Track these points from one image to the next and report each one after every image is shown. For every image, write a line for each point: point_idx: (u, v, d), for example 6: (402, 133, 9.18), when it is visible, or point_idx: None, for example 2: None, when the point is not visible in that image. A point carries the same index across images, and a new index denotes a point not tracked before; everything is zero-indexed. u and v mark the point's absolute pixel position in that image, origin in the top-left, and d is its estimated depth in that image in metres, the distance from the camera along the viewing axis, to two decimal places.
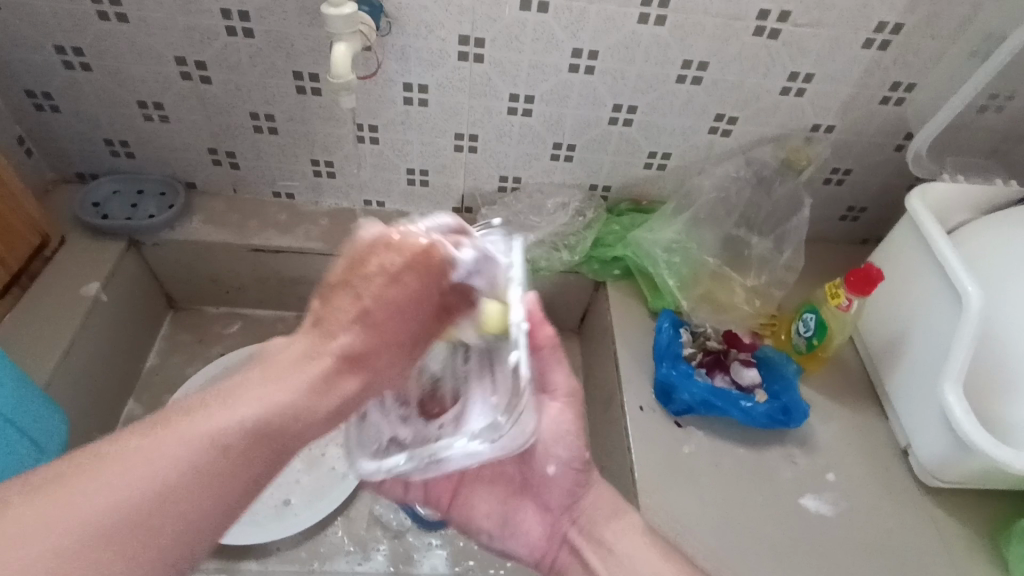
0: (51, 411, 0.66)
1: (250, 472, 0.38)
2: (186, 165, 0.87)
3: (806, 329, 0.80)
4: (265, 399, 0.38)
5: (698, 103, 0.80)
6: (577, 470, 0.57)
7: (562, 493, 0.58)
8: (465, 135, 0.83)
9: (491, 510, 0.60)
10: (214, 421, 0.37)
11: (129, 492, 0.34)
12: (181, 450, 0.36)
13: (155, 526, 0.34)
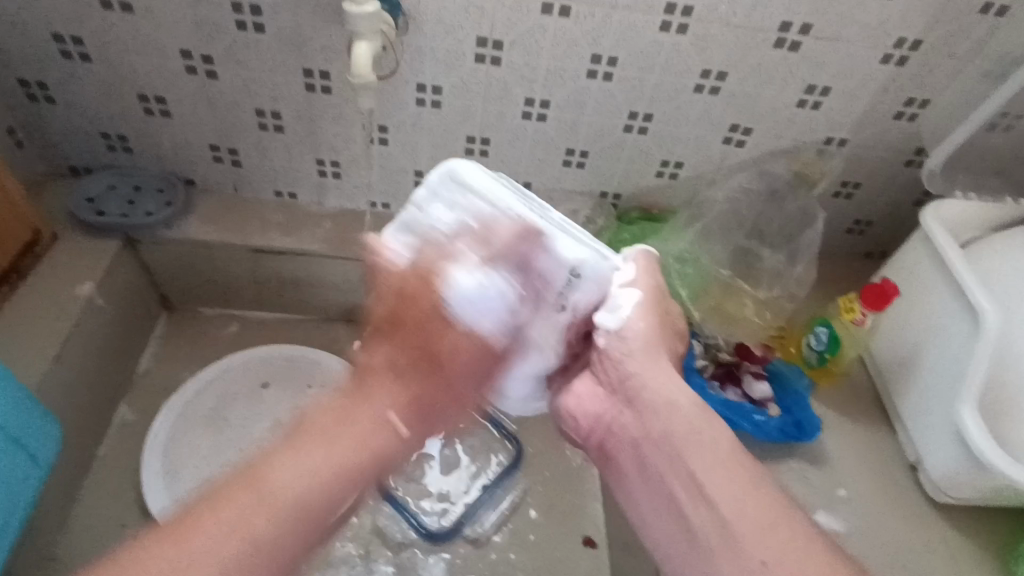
0: (43, 417, 0.62)
1: (326, 472, 0.50)
2: (187, 162, 0.84)
3: (818, 343, 0.79)
4: (318, 472, 0.49)
5: (714, 114, 0.79)
6: (646, 352, 0.56)
7: (618, 373, 0.57)
8: (477, 139, 0.82)
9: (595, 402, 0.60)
10: (307, 479, 0.49)
11: (279, 498, 0.47)
12: (310, 478, 0.49)
13: (284, 510, 0.47)
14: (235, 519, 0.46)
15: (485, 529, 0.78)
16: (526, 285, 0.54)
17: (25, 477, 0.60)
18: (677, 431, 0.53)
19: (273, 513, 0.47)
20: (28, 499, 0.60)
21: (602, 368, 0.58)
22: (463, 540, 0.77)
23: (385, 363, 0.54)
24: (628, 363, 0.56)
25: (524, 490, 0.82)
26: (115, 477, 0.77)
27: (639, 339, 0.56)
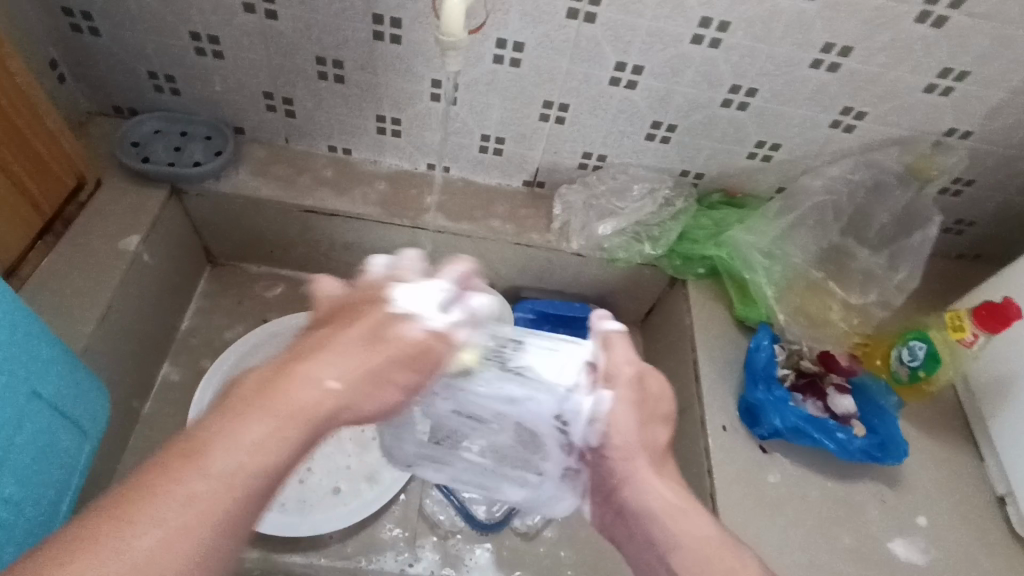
0: (97, 388, 0.58)
1: (293, 438, 0.39)
2: (238, 109, 0.77)
3: (913, 358, 0.72)
4: (266, 438, 0.38)
5: (827, 93, 0.70)
6: (614, 439, 0.49)
7: (597, 472, 0.51)
8: (555, 104, 0.74)
9: (593, 507, 0.54)
10: (246, 449, 0.37)
11: (223, 485, 0.36)
12: (253, 445, 0.37)
13: (241, 470, 0.36)
14: (182, 494, 0.35)
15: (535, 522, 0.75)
16: (524, 438, 0.51)
17: (78, 450, 0.56)
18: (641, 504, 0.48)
19: (228, 469, 0.36)
20: (82, 474, 0.57)
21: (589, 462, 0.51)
22: (510, 531, 0.75)
23: (344, 345, 0.43)
24: (605, 467, 0.50)
25: None
26: (159, 440, 0.74)
27: (617, 441, 0.49)
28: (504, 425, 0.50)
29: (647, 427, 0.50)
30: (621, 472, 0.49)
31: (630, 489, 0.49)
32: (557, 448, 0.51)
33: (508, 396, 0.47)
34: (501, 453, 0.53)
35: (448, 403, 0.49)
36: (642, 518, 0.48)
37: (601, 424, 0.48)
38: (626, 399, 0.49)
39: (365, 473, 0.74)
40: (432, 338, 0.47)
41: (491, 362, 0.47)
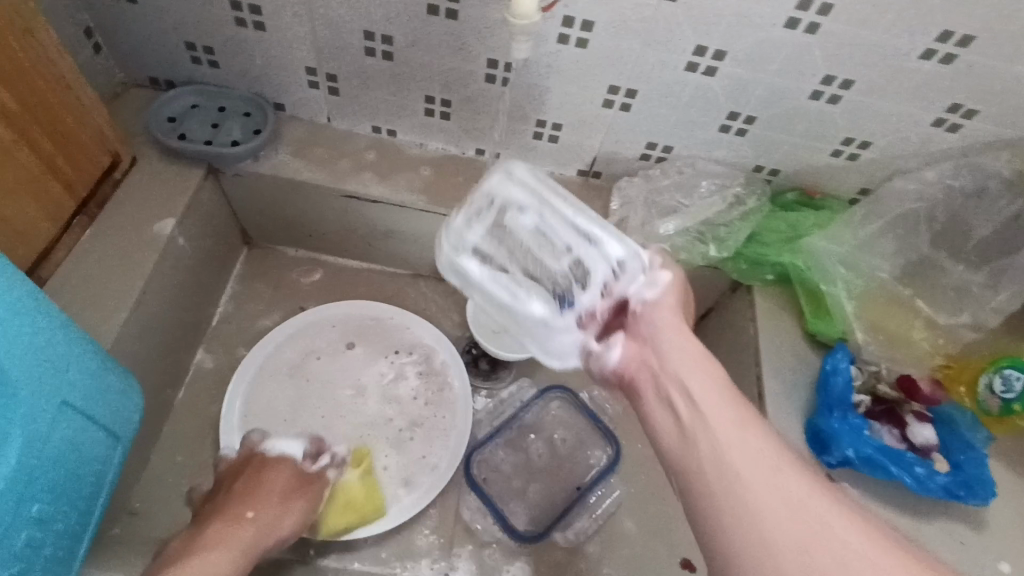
0: (130, 393, 0.55)
1: (239, 543, 0.58)
2: (278, 84, 0.72)
3: (1008, 390, 0.65)
4: (230, 558, 0.56)
5: (935, 88, 0.61)
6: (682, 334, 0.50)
7: (653, 351, 0.51)
8: (621, 90, 0.67)
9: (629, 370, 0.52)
10: (204, 574, 0.53)
11: (217, 565, 0.54)
12: (212, 567, 0.54)
13: (211, 565, 0.54)
14: (212, 555, 0.55)
15: (576, 537, 0.72)
16: (578, 276, 0.51)
17: (110, 455, 0.54)
18: (754, 475, 0.42)
19: (201, 569, 0.53)
20: (113, 480, 0.55)
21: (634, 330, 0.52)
22: (550, 544, 0.71)
23: (251, 499, 0.62)
24: (653, 339, 0.51)
25: (619, 498, 0.75)
26: (193, 431, 0.72)
27: (660, 315, 0.51)
28: (568, 249, 0.51)
29: (733, 394, 0.47)
30: (696, 415, 0.46)
31: (708, 444, 0.44)
32: (595, 296, 0.51)
33: (580, 236, 0.51)
34: (546, 279, 0.51)
35: (536, 217, 0.51)
36: (727, 476, 0.42)
37: (645, 305, 0.52)
38: (681, 343, 0.50)
39: (402, 476, 0.71)
40: (532, 185, 0.51)
41: (575, 208, 0.51)
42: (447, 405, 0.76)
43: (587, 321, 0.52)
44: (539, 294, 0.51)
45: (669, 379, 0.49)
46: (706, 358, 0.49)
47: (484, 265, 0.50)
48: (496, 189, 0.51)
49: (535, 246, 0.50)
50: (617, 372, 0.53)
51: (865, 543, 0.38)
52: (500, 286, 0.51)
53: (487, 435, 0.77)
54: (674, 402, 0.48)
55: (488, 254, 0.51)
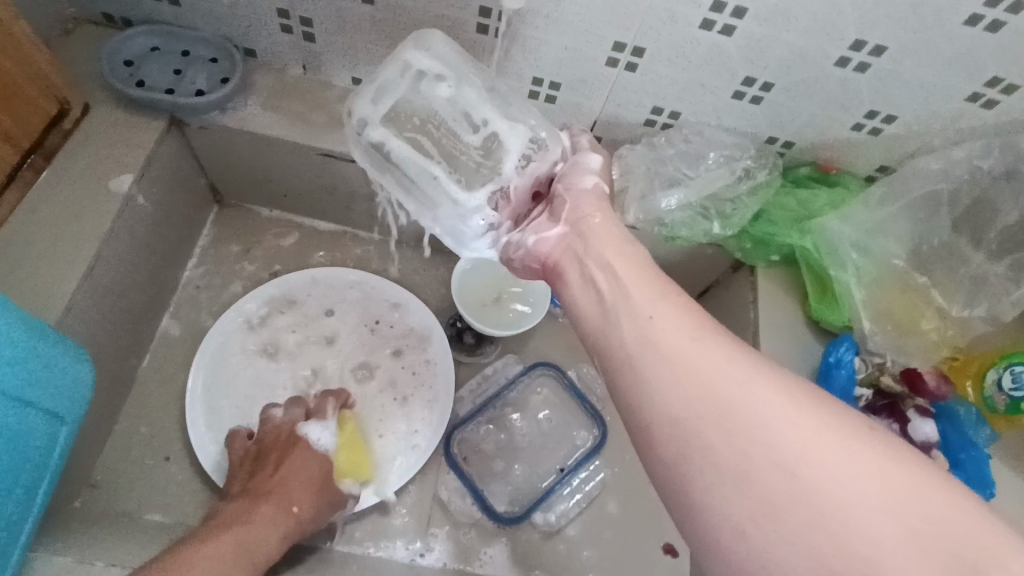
0: (78, 370, 0.51)
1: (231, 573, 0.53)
2: (246, 26, 0.65)
3: (1016, 385, 0.62)
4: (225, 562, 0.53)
5: (976, 58, 0.55)
6: (605, 214, 0.51)
7: (576, 234, 0.51)
8: (628, 47, 0.60)
9: (573, 279, 0.49)
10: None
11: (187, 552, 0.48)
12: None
13: None
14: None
15: (556, 519, 0.70)
16: (489, 150, 0.53)
17: (53, 440, 0.50)
18: (709, 355, 0.39)
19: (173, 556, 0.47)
20: (57, 462, 0.51)
21: (555, 216, 0.52)
22: (529, 526, 0.70)
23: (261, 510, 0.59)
24: (579, 225, 0.50)
25: (602, 481, 0.73)
26: (159, 402, 0.70)
27: (586, 200, 0.52)
28: (477, 117, 0.54)
29: (661, 282, 0.45)
30: (614, 291, 0.45)
31: (630, 323, 0.43)
32: (510, 170, 0.53)
33: (496, 114, 0.54)
34: (455, 149, 0.54)
35: (452, 87, 0.54)
36: (648, 349, 0.41)
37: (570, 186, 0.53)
38: (609, 232, 0.49)
39: (382, 453, 0.68)
40: (449, 60, 0.55)
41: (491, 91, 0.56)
42: (429, 384, 0.72)
43: (501, 202, 0.53)
44: (448, 178, 0.52)
45: (592, 263, 0.48)
46: (637, 255, 0.47)
47: (403, 141, 0.54)
48: (410, 61, 0.54)
49: (451, 116, 0.54)
50: (544, 257, 0.52)
51: (789, 402, 0.37)
52: (414, 150, 0.53)
53: (469, 413, 0.74)
54: (597, 282, 0.47)
55: (405, 126, 0.54)
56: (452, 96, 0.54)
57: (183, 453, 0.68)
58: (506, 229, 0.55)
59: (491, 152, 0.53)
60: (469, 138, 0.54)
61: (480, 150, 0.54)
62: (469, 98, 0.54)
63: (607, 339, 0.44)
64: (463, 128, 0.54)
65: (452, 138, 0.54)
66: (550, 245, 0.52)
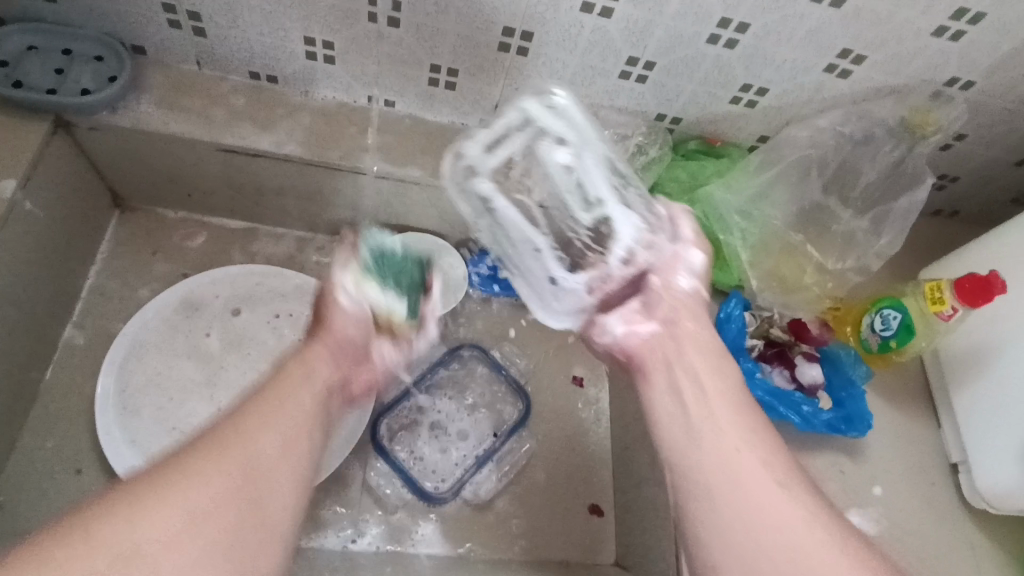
0: None
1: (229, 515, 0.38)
2: (132, 22, 0.64)
3: (885, 328, 0.69)
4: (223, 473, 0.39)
5: (827, 33, 0.61)
6: (695, 303, 0.55)
7: (663, 319, 0.54)
8: (517, 32, 0.63)
9: (663, 384, 0.51)
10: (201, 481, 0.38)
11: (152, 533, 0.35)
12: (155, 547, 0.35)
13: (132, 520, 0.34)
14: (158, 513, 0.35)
15: (484, 493, 0.72)
16: (600, 235, 0.56)
17: None
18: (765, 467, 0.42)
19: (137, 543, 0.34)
20: None
21: (652, 304, 0.55)
22: (460, 502, 0.72)
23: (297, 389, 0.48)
24: (659, 312, 0.55)
25: (529, 452, 0.76)
26: (67, 414, 0.67)
27: (681, 288, 0.55)
28: (589, 197, 0.56)
29: (735, 393, 0.47)
30: (699, 405, 0.47)
31: (711, 442, 0.44)
32: (615, 262, 0.56)
33: (613, 192, 0.56)
34: (566, 223, 0.56)
35: (572, 154, 0.55)
36: (708, 445, 0.44)
37: (693, 277, 0.55)
38: (701, 338, 0.52)
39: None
40: (576, 123, 0.56)
41: (613, 160, 0.57)
42: None
43: (599, 287, 0.57)
44: (551, 253, 0.56)
45: (682, 371, 0.50)
46: (723, 362, 0.50)
47: (510, 203, 0.56)
48: (533, 117, 0.56)
49: (568, 188, 0.56)
50: (626, 351, 0.56)
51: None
52: (520, 214, 0.56)
53: (393, 399, 0.75)
54: (680, 387, 0.49)
55: (512, 188, 0.56)
56: (573, 167, 0.56)
57: (96, 464, 0.66)
58: (592, 312, 0.58)
59: (577, 225, 0.56)
60: (585, 210, 0.56)
61: (595, 228, 0.56)
62: (589, 173, 0.56)
63: (663, 430, 0.47)
64: (578, 202, 0.56)
65: (580, 221, 0.56)
66: (637, 340, 0.55)
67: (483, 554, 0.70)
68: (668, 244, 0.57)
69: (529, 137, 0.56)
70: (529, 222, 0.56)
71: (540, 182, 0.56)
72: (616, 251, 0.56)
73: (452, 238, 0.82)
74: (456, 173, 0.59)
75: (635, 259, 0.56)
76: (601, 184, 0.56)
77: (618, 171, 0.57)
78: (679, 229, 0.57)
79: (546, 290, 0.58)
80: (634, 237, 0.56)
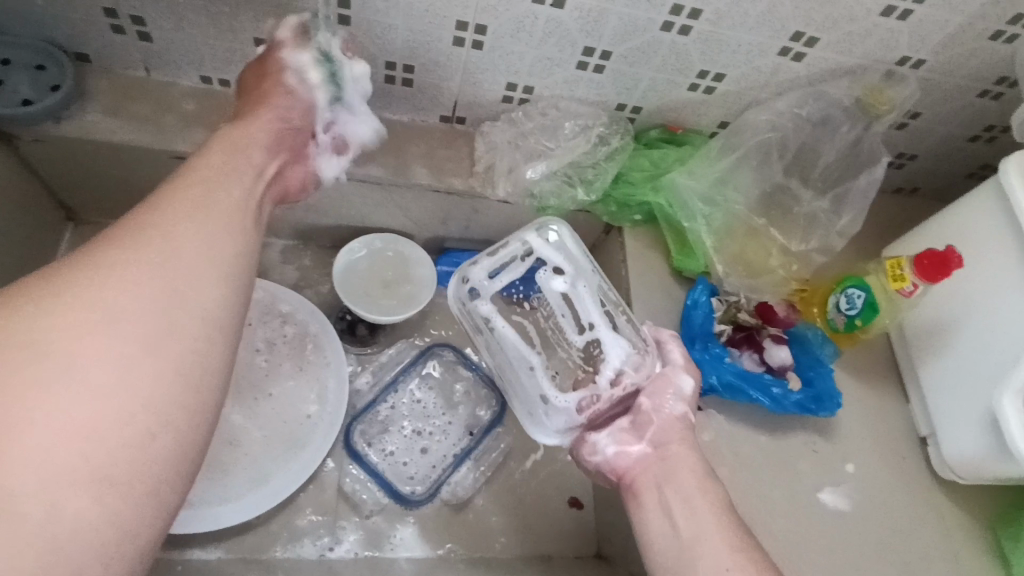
0: None
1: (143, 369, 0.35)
2: (73, 28, 0.62)
3: (850, 307, 0.69)
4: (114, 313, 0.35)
5: (779, 16, 0.61)
6: (684, 427, 0.56)
7: (658, 436, 0.55)
8: (470, 26, 0.62)
9: (655, 504, 0.51)
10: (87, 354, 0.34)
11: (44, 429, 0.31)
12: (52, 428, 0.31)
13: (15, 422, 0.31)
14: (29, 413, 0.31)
15: (463, 492, 0.72)
16: (590, 356, 0.64)
17: None
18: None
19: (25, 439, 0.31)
20: None
21: (640, 424, 0.57)
22: (438, 502, 0.71)
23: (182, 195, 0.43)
24: (652, 433, 0.56)
25: (506, 448, 0.75)
26: None
27: (669, 409, 0.57)
28: (588, 322, 0.65)
29: (715, 500, 0.50)
30: (689, 528, 0.48)
31: (707, 568, 0.46)
32: (604, 382, 0.61)
33: (603, 322, 0.64)
34: (562, 345, 0.66)
35: (567, 283, 0.67)
36: (684, 557, 0.47)
37: (682, 403, 0.57)
38: (691, 463, 0.53)
39: (282, 441, 0.68)
40: (575, 258, 0.67)
41: (605, 291, 0.66)
42: (321, 372, 0.72)
43: (588, 406, 0.60)
44: (544, 372, 0.63)
45: (673, 491, 0.51)
46: (714, 485, 0.51)
47: (510, 323, 0.66)
48: (534, 249, 0.67)
49: (564, 313, 0.67)
50: (617, 471, 0.55)
51: None
52: (520, 337, 0.65)
53: (367, 403, 0.74)
54: (671, 511, 0.50)
55: (513, 309, 0.67)
56: (572, 291, 0.67)
57: None
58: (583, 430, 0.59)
59: (571, 346, 0.65)
60: (584, 334, 0.65)
61: (589, 351, 0.64)
62: (583, 303, 0.66)
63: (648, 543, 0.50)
64: (574, 328, 0.66)
65: (573, 336, 0.65)
66: (629, 461, 0.55)
67: (463, 554, 0.69)
68: (661, 374, 0.59)
69: (530, 266, 0.68)
70: (524, 341, 0.65)
71: (535, 303, 0.68)
72: (608, 369, 0.61)
73: (419, 237, 0.81)
74: (460, 295, 0.66)
75: (622, 380, 0.60)
76: (595, 315, 0.65)
77: (613, 301, 0.65)
78: (666, 349, 0.61)
79: (536, 403, 0.61)
80: (627, 362, 0.61)
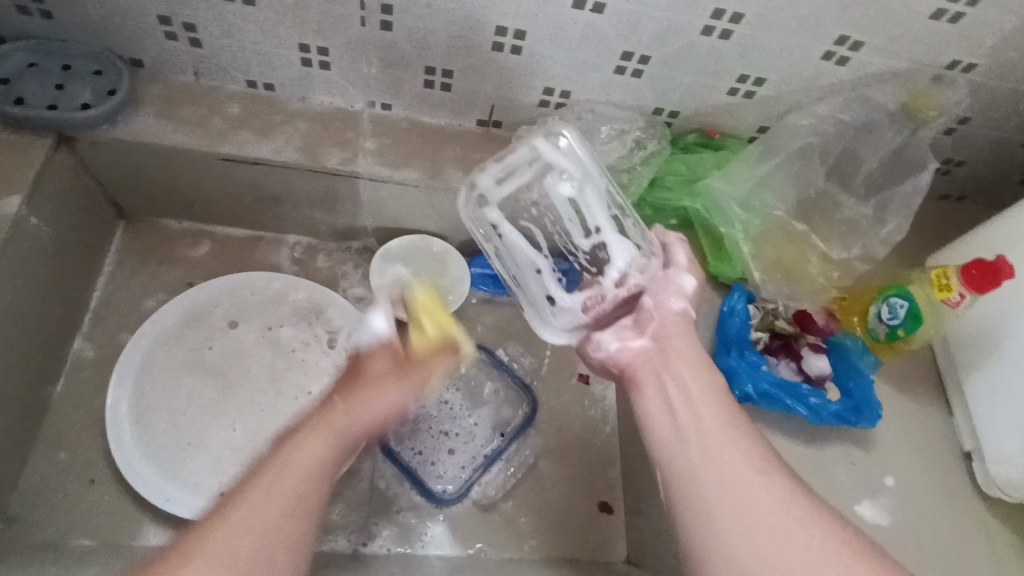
0: None
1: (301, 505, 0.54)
2: (129, 36, 0.64)
3: (892, 317, 0.68)
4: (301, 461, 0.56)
5: (822, 19, 0.60)
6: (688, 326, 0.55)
7: (659, 333, 0.54)
8: (509, 31, 0.63)
9: (661, 403, 0.51)
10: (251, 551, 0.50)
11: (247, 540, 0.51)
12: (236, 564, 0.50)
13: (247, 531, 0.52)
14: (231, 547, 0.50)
15: (493, 492, 0.72)
16: (597, 258, 0.61)
17: None
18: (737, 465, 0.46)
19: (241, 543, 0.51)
20: None
21: (642, 320, 0.55)
22: (468, 502, 0.72)
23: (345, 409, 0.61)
24: (655, 330, 0.54)
25: (537, 450, 0.76)
26: (79, 426, 0.68)
27: (673, 308, 0.55)
28: (595, 225, 0.61)
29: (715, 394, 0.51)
30: (689, 416, 0.49)
31: (710, 465, 0.47)
32: (609, 283, 0.58)
33: (610, 224, 0.60)
34: (568, 247, 0.62)
35: (574, 186, 0.61)
36: (682, 445, 0.48)
37: (687, 300, 0.55)
38: (691, 355, 0.53)
39: None
40: (583, 162, 0.62)
41: (613, 195, 0.61)
42: None
43: (592, 306, 0.58)
44: (550, 275, 0.61)
45: (673, 381, 0.52)
46: (716, 382, 0.52)
47: (516, 228, 0.62)
48: (541, 153, 0.62)
49: (571, 217, 0.62)
50: (618, 364, 0.55)
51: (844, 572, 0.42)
52: (525, 240, 0.62)
53: None
54: (672, 402, 0.51)
55: (519, 217, 0.62)
56: (577, 193, 0.61)
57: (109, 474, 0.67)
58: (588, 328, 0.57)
59: (578, 247, 0.61)
60: (590, 236, 0.61)
61: (595, 253, 0.61)
62: (589, 203, 0.61)
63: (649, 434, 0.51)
64: (580, 231, 0.62)
65: (581, 240, 0.61)
66: (633, 356, 0.54)
67: (492, 554, 0.70)
68: (664, 269, 0.57)
69: (536, 167, 0.62)
70: (531, 248, 0.62)
71: (545, 203, 0.62)
72: (613, 270, 0.58)
73: (454, 239, 0.82)
74: (468, 203, 0.62)
75: (626, 283, 0.57)
76: (603, 220, 0.61)
77: (620, 204, 0.61)
78: (670, 247, 0.58)
79: (541, 304, 0.60)
80: (631, 260, 0.58)
